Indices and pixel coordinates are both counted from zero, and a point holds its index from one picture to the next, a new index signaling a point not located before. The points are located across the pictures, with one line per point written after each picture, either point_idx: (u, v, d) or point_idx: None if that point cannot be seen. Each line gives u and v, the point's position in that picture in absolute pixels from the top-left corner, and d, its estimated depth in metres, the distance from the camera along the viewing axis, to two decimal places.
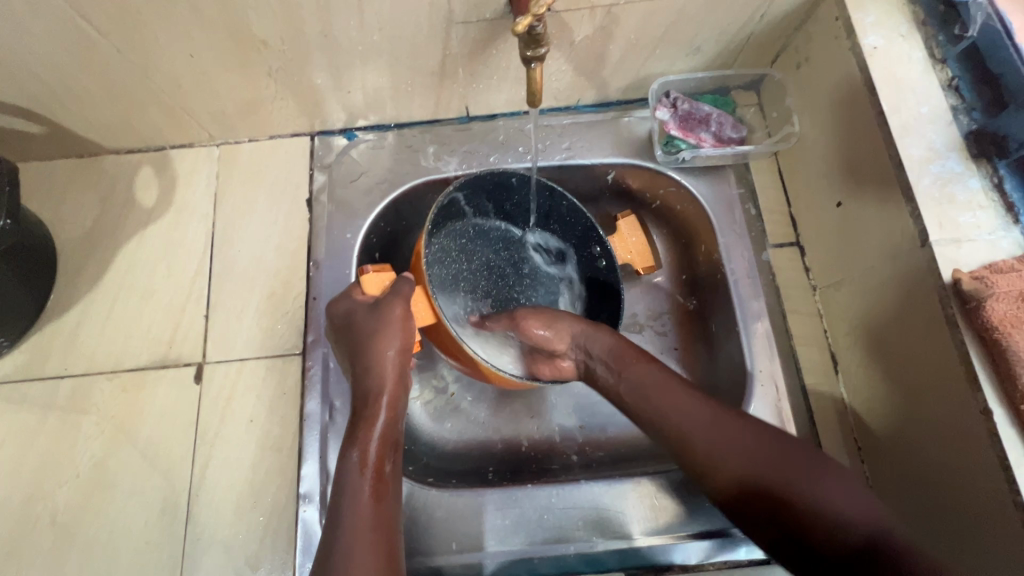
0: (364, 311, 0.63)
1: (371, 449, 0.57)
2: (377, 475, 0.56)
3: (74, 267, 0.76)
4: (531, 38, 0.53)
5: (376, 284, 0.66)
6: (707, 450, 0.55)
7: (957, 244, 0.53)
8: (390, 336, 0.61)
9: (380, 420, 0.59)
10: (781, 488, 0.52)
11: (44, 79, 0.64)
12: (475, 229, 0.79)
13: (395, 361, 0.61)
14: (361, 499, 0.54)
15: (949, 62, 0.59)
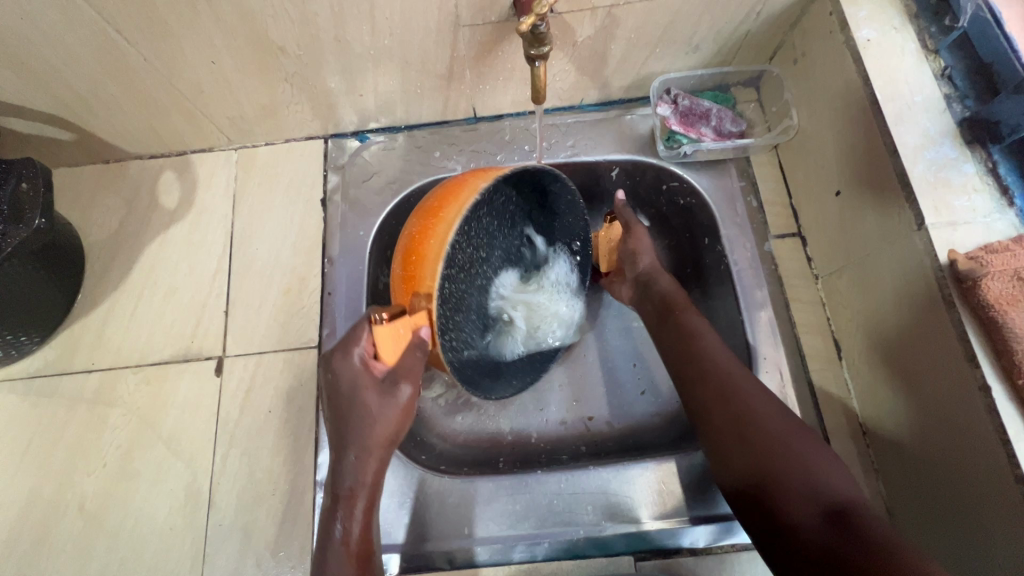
0: (369, 387, 0.58)
1: (355, 527, 0.57)
2: (360, 555, 0.56)
3: (101, 267, 0.80)
4: (534, 38, 0.56)
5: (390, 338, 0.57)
6: (724, 390, 0.60)
7: (952, 226, 0.54)
8: (386, 423, 0.59)
9: (363, 496, 0.58)
10: (772, 451, 0.55)
11: (75, 87, 0.68)
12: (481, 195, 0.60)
13: (383, 449, 0.59)
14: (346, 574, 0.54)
15: (941, 53, 0.61)
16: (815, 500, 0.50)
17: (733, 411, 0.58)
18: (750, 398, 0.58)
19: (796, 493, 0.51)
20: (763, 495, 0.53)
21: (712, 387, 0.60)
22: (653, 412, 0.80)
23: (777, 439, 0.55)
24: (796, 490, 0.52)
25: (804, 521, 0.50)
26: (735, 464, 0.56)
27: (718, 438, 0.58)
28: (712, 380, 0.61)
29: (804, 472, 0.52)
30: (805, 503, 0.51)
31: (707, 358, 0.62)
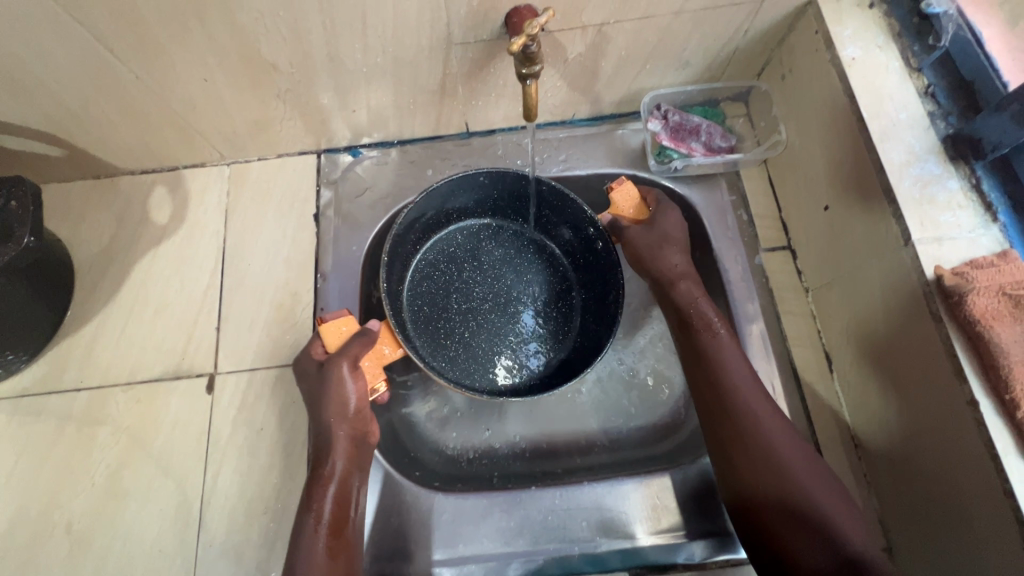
0: (316, 372, 0.66)
1: (337, 467, 0.62)
2: (333, 529, 0.59)
3: (91, 283, 0.79)
4: (525, 57, 0.56)
5: (334, 333, 0.66)
6: (747, 427, 0.60)
7: (938, 242, 0.55)
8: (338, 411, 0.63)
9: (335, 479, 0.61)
10: (790, 493, 0.56)
11: (66, 104, 0.67)
12: (460, 237, 0.81)
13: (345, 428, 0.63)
14: (315, 554, 0.56)
15: (925, 70, 0.62)
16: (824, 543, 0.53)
17: (755, 449, 0.59)
18: (772, 437, 0.59)
19: (808, 540, 0.54)
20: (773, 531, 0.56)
21: (739, 425, 0.60)
22: (646, 423, 0.79)
23: (797, 482, 0.56)
24: (808, 535, 0.54)
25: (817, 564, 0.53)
26: (755, 503, 0.57)
27: (739, 473, 0.59)
28: (738, 417, 0.60)
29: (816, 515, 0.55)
30: (818, 548, 0.53)
31: (734, 391, 0.62)
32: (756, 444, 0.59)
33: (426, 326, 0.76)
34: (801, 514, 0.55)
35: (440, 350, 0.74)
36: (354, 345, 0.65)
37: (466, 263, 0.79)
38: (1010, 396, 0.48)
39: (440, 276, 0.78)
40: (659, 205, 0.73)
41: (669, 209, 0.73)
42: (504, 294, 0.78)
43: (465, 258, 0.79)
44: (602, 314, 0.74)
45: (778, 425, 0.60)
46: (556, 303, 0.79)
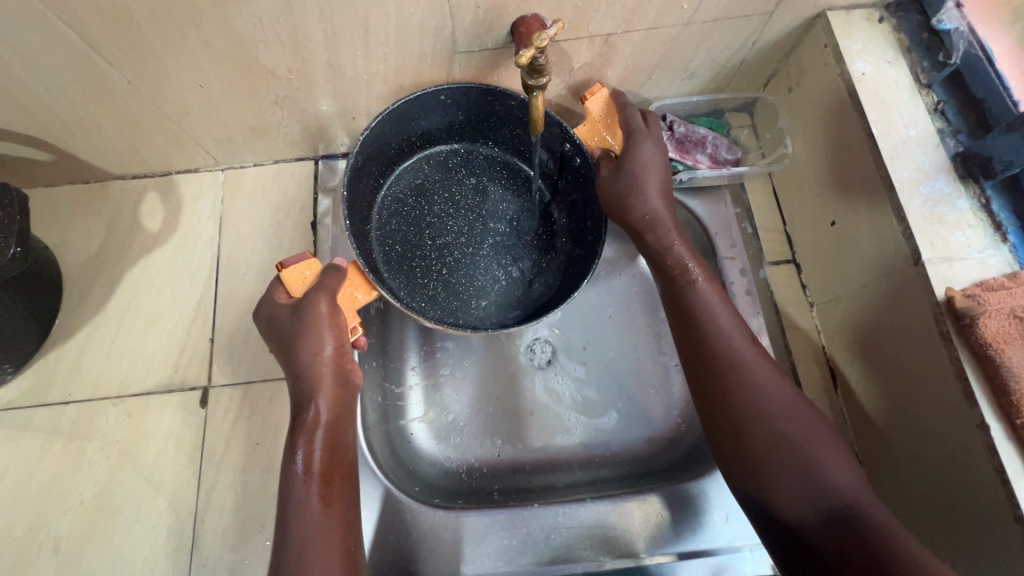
0: (286, 313, 0.59)
1: (321, 409, 0.56)
2: (324, 477, 0.54)
3: (79, 292, 0.77)
4: (533, 69, 0.55)
5: (298, 278, 0.60)
6: (734, 379, 0.56)
7: (948, 262, 0.55)
8: (317, 338, 0.57)
9: (321, 423, 0.56)
10: (784, 448, 0.53)
11: (53, 109, 0.65)
12: (431, 166, 0.74)
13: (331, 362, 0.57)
14: (309, 500, 0.52)
15: (934, 87, 0.62)
16: (815, 493, 0.51)
17: (747, 402, 0.55)
18: (762, 388, 0.55)
19: (800, 493, 0.51)
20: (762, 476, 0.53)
21: (726, 376, 0.56)
22: (647, 436, 0.78)
23: (789, 432, 0.53)
24: (805, 491, 0.51)
25: (811, 516, 0.50)
26: (747, 456, 0.54)
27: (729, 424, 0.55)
28: (726, 369, 0.56)
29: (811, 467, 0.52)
30: (811, 502, 0.51)
31: (721, 337, 0.57)
32: (746, 396, 0.55)
33: (400, 265, 0.69)
34: (797, 468, 0.52)
35: (411, 286, 0.68)
36: (327, 281, 0.59)
37: (437, 196, 0.73)
38: (1022, 421, 0.48)
39: (409, 210, 0.71)
40: (633, 134, 0.64)
41: (642, 131, 0.64)
42: (483, 226, 0.72)
43: (431, 188, 0.73)
44: (589, 240, 0.68)
45: (767, 374, 0.56)
46: (537, 231, 0.72)
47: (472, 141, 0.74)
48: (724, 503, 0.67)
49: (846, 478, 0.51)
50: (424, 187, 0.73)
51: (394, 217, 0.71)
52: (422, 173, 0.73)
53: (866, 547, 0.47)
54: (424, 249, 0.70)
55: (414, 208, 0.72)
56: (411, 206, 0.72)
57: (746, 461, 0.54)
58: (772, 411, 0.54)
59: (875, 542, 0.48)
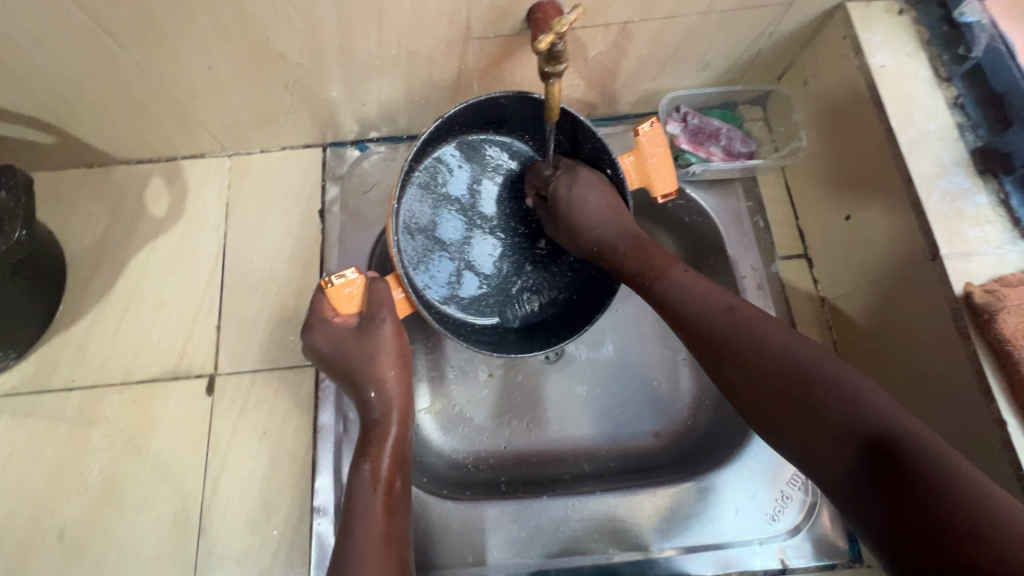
0: (348, 334, 0.59)
1: (394, 424, 0.58)
2: (387, 488, 0.54)
3: (83, 277, 0.76)
4: (550, 55, 0.53)
5: (347, 299, 0.59)
6: (717, 329, 0.52)
7: (967, 257, 0.54)
8: (388, 359, 0.59)
9: (392, 435, 0.58)
10: (801, 395, 0.46)
11: (59, 90, 0.64)
12: (461, 150, 0.69)
13: (398, 379, 0.60)
14: (373, 508, 0.53)
15: (954, 81, 0.61)
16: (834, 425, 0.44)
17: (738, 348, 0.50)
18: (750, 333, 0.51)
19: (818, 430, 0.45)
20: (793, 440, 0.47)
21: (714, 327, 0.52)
22: (654, 430, 0.78)
23: (788, 367, 0.48)
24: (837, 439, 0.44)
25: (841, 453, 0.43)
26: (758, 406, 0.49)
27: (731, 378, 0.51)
28: (710, 322, 0.53)
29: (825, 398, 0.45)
30: (835, 436, 0.44)
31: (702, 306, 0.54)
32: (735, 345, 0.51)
33: (421, 263, 0.67)
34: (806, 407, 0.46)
35: (431, 291, 0.68)
36: (383, 296, 0.59)
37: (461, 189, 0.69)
38: None
39: (434, 201, 0.68)
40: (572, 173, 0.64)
41: (565, 192, 0.63)
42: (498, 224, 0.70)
43: (458, 179, 0.69)
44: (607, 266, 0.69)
45: (753, 318, 0.52)
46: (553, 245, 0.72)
47: (510, 133, 0.69)
48: (733, 497, 0.67)
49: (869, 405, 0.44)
50: (452, 177, 0.69)
51: (419, 206, 0.67)
52: (450, 160, 0.69)
53: (907, 475, 0.40)
54: (445, 248, 0.68)
55: (440, 200, 0.68)
56: (437, 197, 0.68)
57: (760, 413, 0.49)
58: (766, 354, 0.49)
59: (917, 468, 0.40)
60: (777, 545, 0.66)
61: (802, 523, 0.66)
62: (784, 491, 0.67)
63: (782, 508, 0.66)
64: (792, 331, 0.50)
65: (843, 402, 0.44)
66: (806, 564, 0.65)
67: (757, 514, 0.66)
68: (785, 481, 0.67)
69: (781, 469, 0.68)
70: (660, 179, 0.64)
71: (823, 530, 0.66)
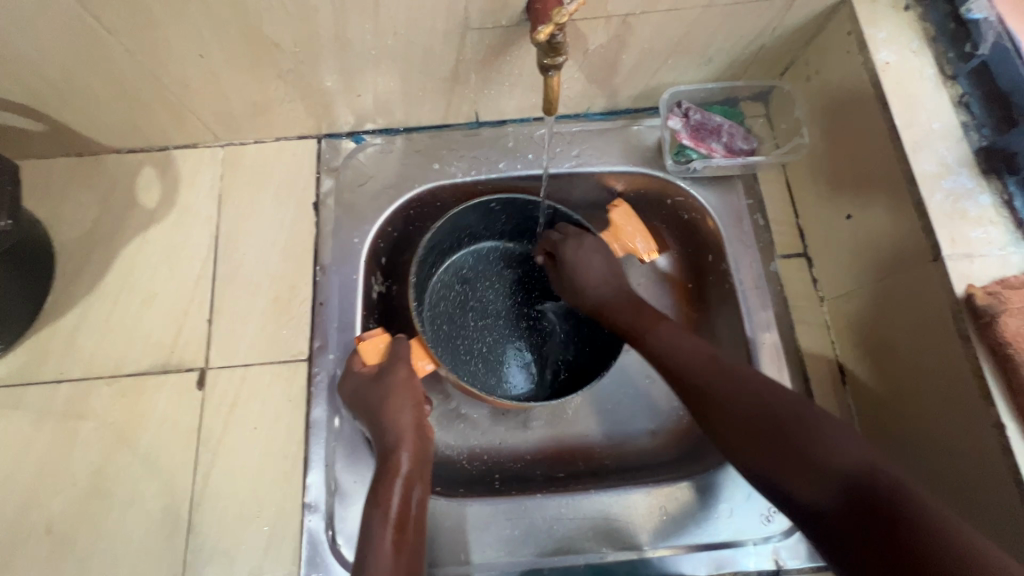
0: (366, 381, 0.63)
1: (404, 461, 0.57)
2: (399, 526, 0.54)
3: (72, 268, 0.75)
4: (550, 47, 0.53)
5: (373, 350, 0.64)
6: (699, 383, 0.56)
7: (969, 259, 0.53)
8: (400, 397, 0.61)
9: (402, 472, 0.57)
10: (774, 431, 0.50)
11: (47, 76, 0.62)
12: (473, 258, 0.82)
13: (413, 416, 0.60)
14: (382, 548, 0.52)
15: (959, 79, 0.60)
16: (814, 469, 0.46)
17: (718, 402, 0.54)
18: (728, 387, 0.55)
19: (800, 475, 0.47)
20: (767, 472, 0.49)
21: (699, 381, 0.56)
22: (650, 428, 0.77)
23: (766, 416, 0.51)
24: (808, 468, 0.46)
25: (822, 497, 0.45)
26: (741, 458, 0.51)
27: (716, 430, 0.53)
28: (695, 376, 0.56)
29: (802, 446, 0.48)
30: (815, 478, 0.46)
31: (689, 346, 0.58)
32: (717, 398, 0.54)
33: (446, 342, 0.76)
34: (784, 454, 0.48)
35: (456, 363, 0.76)
36: (401, 351, 0.64)
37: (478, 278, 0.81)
38: None
39: (454, 293, 0.80)
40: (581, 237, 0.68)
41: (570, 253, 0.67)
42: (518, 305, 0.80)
43: (473, 278, 0.81)
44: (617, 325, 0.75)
45: (736, 366, 0.55)
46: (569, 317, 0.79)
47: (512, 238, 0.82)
48: (727, 497, 0.66)
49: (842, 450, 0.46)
50: (466, 274, 0.81)
51: (440, 300, 0.79)
52: (464, 264, 0.82)
53: (872, 506, 0.41)
54: (468, 328, 0.78)
55: (459, 292, 0.80)
56: (456, 290, 0.80)
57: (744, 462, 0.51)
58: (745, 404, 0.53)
59: (892, 503, 0.41)
60: (772, 546, 0.65)
61: None
62: None
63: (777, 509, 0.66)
64: (769, 378, 0.54)
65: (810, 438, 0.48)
66: (801, 565, 0.65)
67: (751, 515, 0.66)
68: None
69: None
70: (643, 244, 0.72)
71: None
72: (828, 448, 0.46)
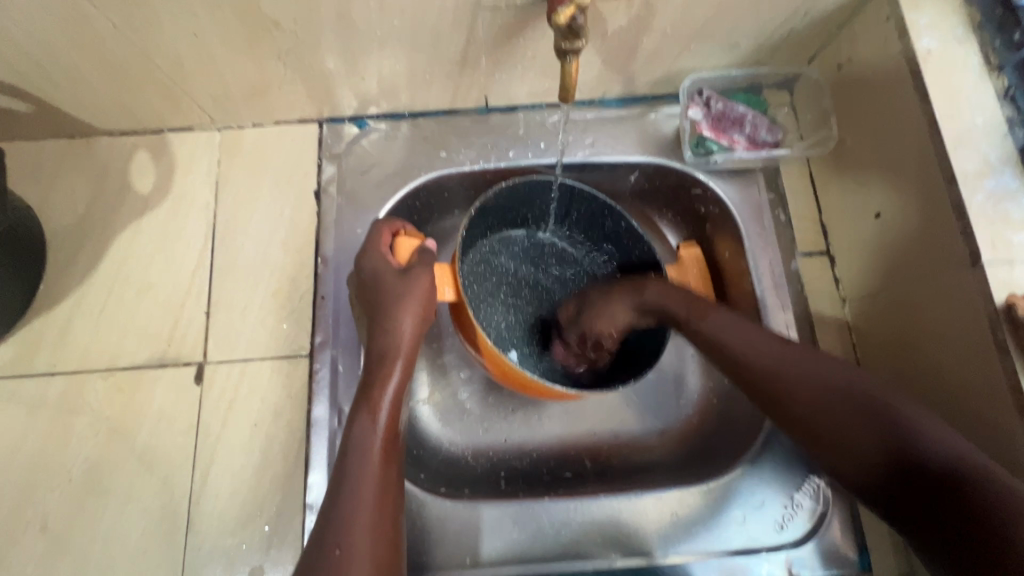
0: (392, 274, 0.62)
1: (396, 371, 0.59)
2: (388, 436, 0.56)
3: (64, 257, 0.72)
4: (569, 30, 0.49)
5: (408, 249, 0.65)
6: (782, 369, 0.54)
7: (1010, 265, 0.50)
8: (411, 305, 0.60)
9: (393, 381, 0.58)
10: (844, 417, 0.49)
11: (31, 54, 0.58)
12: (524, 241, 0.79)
13: (413, 329, 0.61)
14: (369, 455, 0.53)
15: (1005, 70, 0.56)
16: (901, 466, 0.46)
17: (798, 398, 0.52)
18: (817, 380, 0.52)
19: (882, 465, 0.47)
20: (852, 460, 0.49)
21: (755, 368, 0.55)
22: (661, 427, 0.76)
23: (858, 409, 0.49)
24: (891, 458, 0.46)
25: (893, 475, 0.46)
26: (820, 441, 0.51)
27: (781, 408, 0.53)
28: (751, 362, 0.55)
29: (879, 421, 0.48)
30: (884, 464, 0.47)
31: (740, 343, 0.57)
32: (800, 394, 0.52)
33: (479, 292, 0.75)
34: (877, 454, 0.47)
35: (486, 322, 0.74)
36: (430, 258, 0.65)
37: (532, 248, 0.79)
38: None
39: (495, 266, 0.77)
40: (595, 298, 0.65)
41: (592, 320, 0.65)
42: (552, 296, 0.77)
43: (519, 257, 0.78)
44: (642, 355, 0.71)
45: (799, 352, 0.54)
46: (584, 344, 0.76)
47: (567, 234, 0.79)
48: (741, 503, 0.64)
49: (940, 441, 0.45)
50: (516, 253, 0.78)
51: (484, 261, 0.76)
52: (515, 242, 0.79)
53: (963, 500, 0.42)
54: (498, 298, 0.76)
55: (501, 266, 0.77)
56: (502, 256, 0.77)
57: (831, 457, 0.50)
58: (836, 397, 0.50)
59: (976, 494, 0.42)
60: (785, 555, 0.63)
61: (811, 533, 0.64)
62: (794, 500, 0.64)
63: (792, 516, 0.64)
64: (833, 362, 0.53)
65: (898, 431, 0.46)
66: (813, 574, 0.63)
67: (765, 522, 0.64)
68: (796, 489, 0.65)
69: (791, 478, 0.65)
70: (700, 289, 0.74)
71: (834, 539, 0.64)
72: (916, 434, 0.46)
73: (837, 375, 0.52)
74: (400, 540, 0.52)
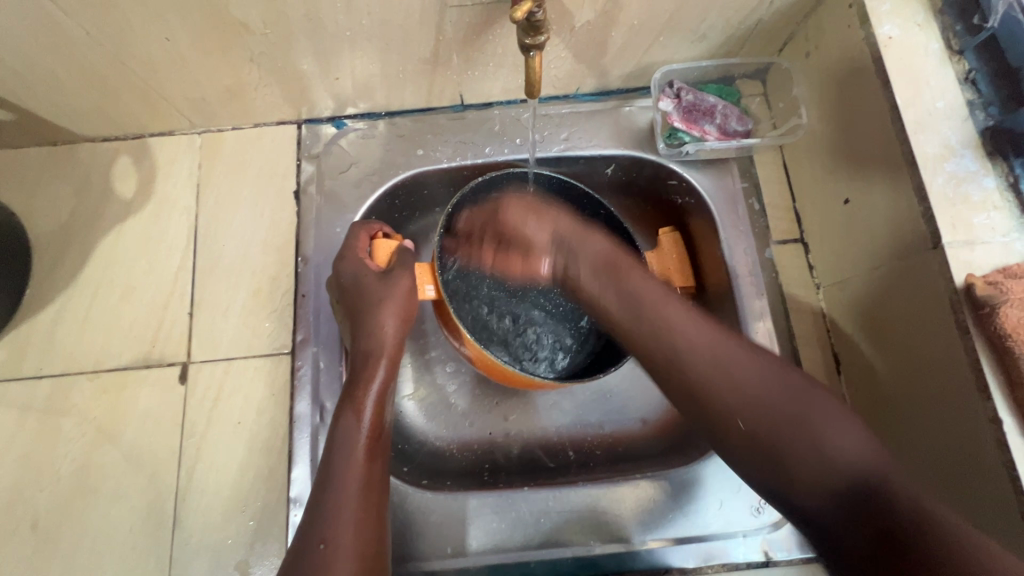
0: (372, 277, 0.63)
1: (381, 371, 0.60)
2: (374, 434, 0.57)
3: (49, 262, 0.73)
4: (529, 25, 0.50)
5: (385, 251, 0.67)
6: (720, 365, 0.52)
7: (970, 246, 0.51)
8: (392, 308, 0.62)
9: (378, 380, 0.60)
10: (759, 412, 0.50)
11: (8, 63, 0.60)
12: None
13: (395, 331, 0.62)
14: (354, 452, 0.54)
15: (966, 54, 0.57)
16: (850, 491, 0.45)
17: (742, 410, 0.50)
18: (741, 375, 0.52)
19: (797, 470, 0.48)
20: (749, 447, 0.50)
21: (684, 357, 0.54)
22: (642, 417, 0.77)
23: (782, 412, 0.50)
24: (807, 459, 0.47)
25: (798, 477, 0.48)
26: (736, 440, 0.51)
27: (700, 404, 0.53)
28: (683, 359, 0.54)
29: (814, 425, 0.48)
30: (811, 471, 0.47)
31: (675, 337, 0.55)
32: (721, 394, 0.52)
33: (460, 286, 0.76)
34: (819, 471, 0.47)
35: (468, 317, 0.74)
36: (409, 260, 0.67)
37: None
38: None
39: None
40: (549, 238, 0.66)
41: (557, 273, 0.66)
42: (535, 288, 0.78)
43: None
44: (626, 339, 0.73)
45: (740, 347, 0.53)
46: (570, 332, 0.77)
47: None
48: (717, 487, 0.66)
49: (871, 456, 0.46)
50: None
51: None
52: None
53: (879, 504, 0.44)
54: (482, 291, 0.77)
55: None
56: None
57: (741, 439, 0.51)
58: (778, 397, 0.50)
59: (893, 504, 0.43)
60: (761, 538, 0.64)
61: None
62: None
63: (767, 500, 0.65)
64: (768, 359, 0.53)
65: (802, 431, 0.48)
66: (790, 557, 0.64)
67: (741, 506, 0.65)
68: None
69: None
70: (678, 274, 0.75)
71: None
72: (839, 441, 0.47)
73: (789, 385, 0.51)
74: (385, 534, 0.53)
